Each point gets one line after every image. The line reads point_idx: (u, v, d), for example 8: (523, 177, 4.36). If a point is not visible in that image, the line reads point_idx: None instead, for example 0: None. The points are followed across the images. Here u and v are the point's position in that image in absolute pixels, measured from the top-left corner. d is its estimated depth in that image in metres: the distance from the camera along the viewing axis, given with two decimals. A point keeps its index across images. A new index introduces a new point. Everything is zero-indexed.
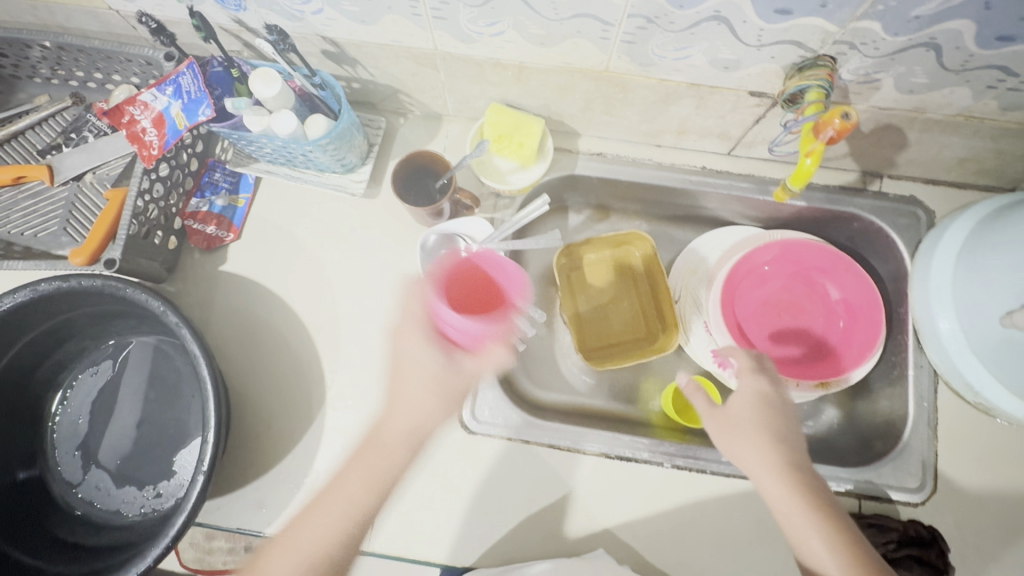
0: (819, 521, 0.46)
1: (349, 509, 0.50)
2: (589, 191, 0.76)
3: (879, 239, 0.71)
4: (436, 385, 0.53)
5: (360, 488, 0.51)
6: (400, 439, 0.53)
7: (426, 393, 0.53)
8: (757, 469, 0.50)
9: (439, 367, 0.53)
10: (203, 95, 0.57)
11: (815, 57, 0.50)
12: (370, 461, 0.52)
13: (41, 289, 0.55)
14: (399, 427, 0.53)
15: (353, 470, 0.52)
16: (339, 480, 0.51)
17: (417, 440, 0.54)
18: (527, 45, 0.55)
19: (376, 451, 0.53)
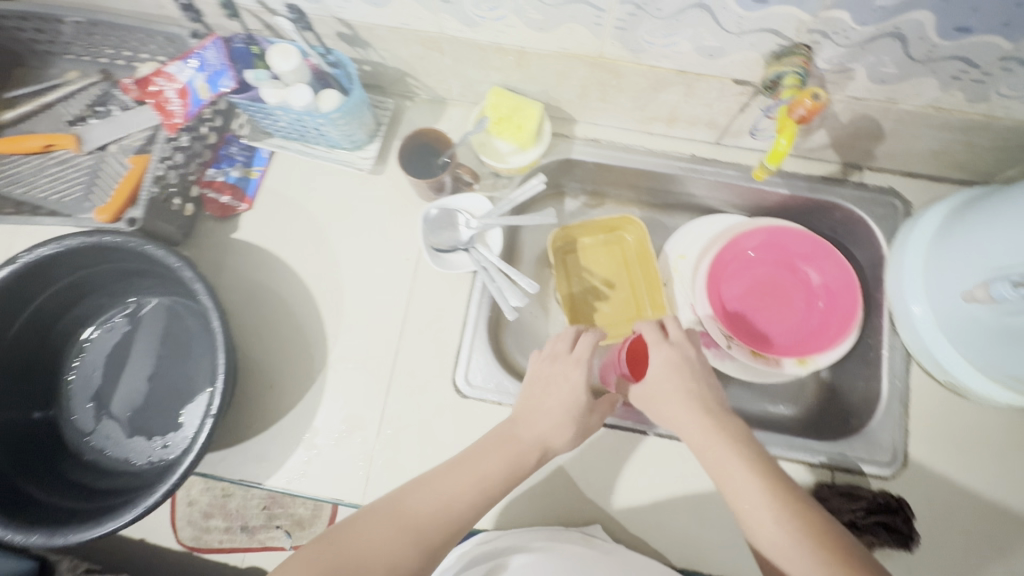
0: (772, 496, 0.46)
1: (479, 485, 0.51)
2: (584, 176, 0.80)
3: (860, 228, 0.74)
4: (563, 398, 0.58)
5: (489, 475, 0.52)
6: (540, 435, 0.56)
7: (556, 402, 0.58)
8: (700, 443, 0.53)
9: (558, 383, 0.59)
10: (224, 68, 0.61)
11: (791, 46, 0.54)
12: (505, 445, 0.55)
13: (68, 244, 0.59)
14: (528, 427, 0.57)
15: (489, 458, 0.54)
16: (467, 473, 0.52)
17: (535, 443, 0.56)
18: (527, 30, 0.60)
19: (507, 440, 0.56)
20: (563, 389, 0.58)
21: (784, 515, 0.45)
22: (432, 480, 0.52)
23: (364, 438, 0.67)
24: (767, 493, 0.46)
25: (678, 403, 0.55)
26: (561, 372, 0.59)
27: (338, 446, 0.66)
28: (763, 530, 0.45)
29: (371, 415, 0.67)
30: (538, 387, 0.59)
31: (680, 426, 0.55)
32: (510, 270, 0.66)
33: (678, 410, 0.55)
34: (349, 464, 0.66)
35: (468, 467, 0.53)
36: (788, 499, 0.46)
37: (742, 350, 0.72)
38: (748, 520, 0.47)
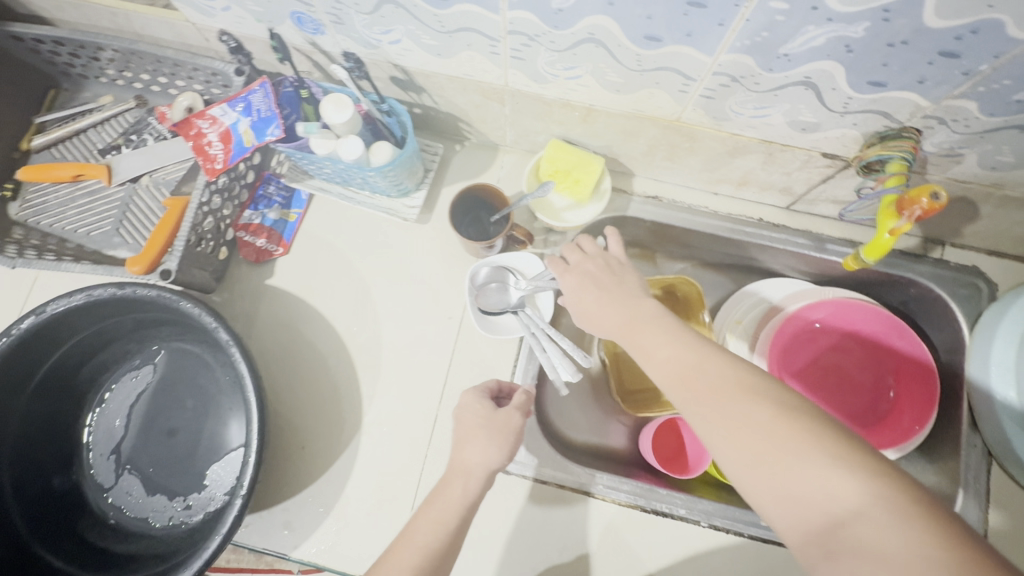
0: (737, 399, 0.39)
1: (443, 547, 0.44)
2: (639, 232, 0.75)
3: (937, 306, 0.68)
4: (492, 430, 0.51)
5: (452, 533, 0.45)
6: (477, 486, 0.48)
7: (483, 436, 0.51)
8: (642, 336, 0.47)
9: (495, 426, 0.51)
10: (272, 115, 0.57)
11: (900, 128, 0.49)
12: (441, 502, 0.47)
13: (97, 295, 0.55)
14: (457, 475, 0.49)
15: (422, 522, 0.46)
16: (400, 549, 0.44)
17: (473, 479, 0.48)
18: (602, 90, 0.55)
19: (444, 490, 0.48)
20: (483, 435, 0.51)
21: (753, 411, 0.38)
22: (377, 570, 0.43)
23: (397, 512, 0.62)
24: (731, 402, 0.39)
25: (614, 309, 0.51)
26: (493, 419, 0.52)
27: (369, 519, 0.62)
28: (734, 456, 0.37)
29: (404, 487, 0.63)
30: (460, 433, 0.52)
31: (621, 334, 0.49)
32: (561, 339, 0.60)
33: (614, 308, 0.51)
34: (378, 540, 0.61)
35: (403, 542, 0.44)
36: (753, 388, 0.39)
37: None
38: (718, 458, 0.38)
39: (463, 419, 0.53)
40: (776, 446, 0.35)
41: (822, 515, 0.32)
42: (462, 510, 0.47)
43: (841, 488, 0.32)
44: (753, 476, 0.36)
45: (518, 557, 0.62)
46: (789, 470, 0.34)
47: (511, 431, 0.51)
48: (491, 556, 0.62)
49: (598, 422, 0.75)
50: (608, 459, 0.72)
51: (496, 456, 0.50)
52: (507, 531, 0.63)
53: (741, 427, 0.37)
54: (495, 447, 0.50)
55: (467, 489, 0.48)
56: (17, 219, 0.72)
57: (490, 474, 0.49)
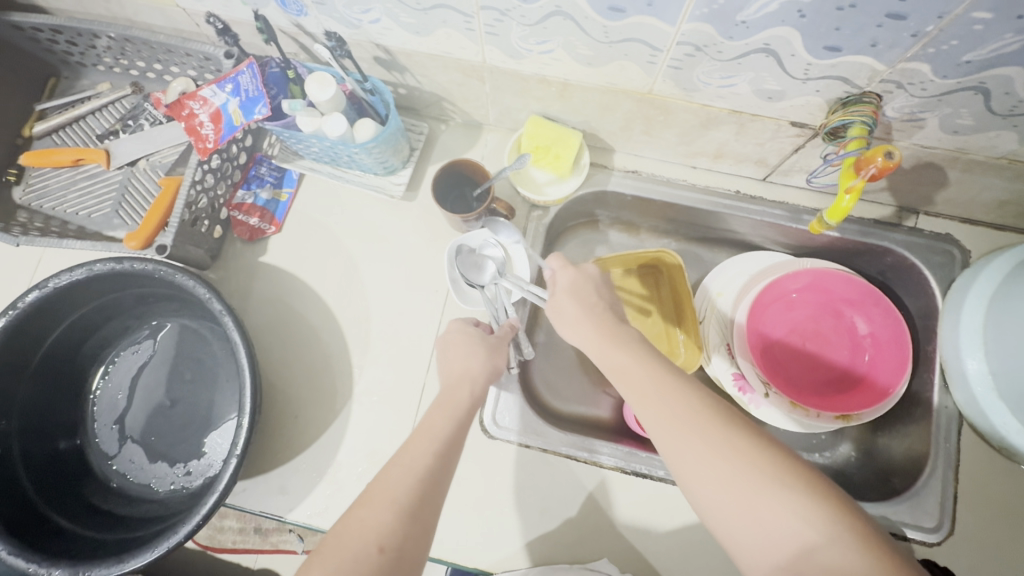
0: (710, 429, 0.41)
1: (455, 433, 0.47)
2: (621, 207, 0.77)
3: (911, 274, 0.70)
4: (490, 347, 0.57)
5: (461, 424, 0.49)
6: (477, 386, 0.53)
7: (481, 350, 0.56)
8: (620, 363, 0.49)
9: (482, 344, 0.57)
10: (260, 94, 0.60)
11: (861, 94, 0.51)
12: (450, 400, 0.51)
13: (96, 269, 0.58)
14: (462, 380, 0.53)
15: (436, 414, 0.49)
16: (419, 436, 0.46)
17: (472, 383, 0.53)
18: (575, 64, 0.57)
19: (450, 392, 0.52)
20: (477, 351, 0.56)
21: (722, 442, 0.40)
22: (402, 455, 0.45)
23: None
24: (705, 434, 0.41)
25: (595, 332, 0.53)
26: (478, 348, 0.56)
27: (361, 482, 0.65)
28: (708, 485, 0.39)
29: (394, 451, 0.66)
30: (452, 352, 0.56)
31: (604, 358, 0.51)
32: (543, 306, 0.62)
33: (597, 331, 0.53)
34: None
35: (418, 431, 0.47)
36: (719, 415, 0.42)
37: (780, 401, 0.69)
38: (691, 487, 0.40)
39: (455, 339, 0.58)
40: (747, 479, 0.38)
41: (790, 544, 0.35)
42: (468, 406, 0.51)
43: (807, 520, 0.35)
44: (726, 504, 0.38)
45: (502, 518, 0.65)
46: (759, 501, 0.37)
47: (499, 349, 0.58)
48: (477, 518, 0.64)
49: (583, 393, 0.77)
50: (593, 427, 0.74)
51: (489, 365, 0.55)
52: (491, 493, 0.65)
53: (716, 460, 0.39)
54: (491, 360, 0.56)
55: (473, 390, 0.52)
56: (21, 202, 0.75)
57: (484, 382, 0.54)
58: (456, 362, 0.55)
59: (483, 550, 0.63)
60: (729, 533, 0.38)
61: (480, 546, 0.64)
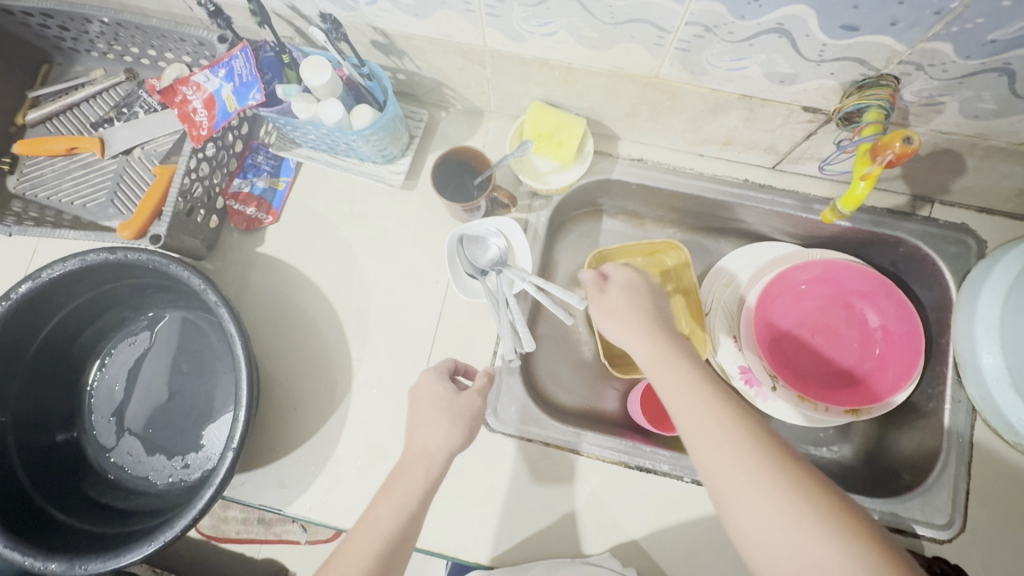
0: (729, 426, 0.42)
1: (399, 537, 0.45)
2: (626, 196, 0.75)
3: (925, 265, 0.68)
4: (452, 414, 0.52)
5: (408, 519, 0.46)
6: (431, 469, 0.49)
7: (444, 416, 0.52)
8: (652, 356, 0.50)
9: (449, 410, 0.52)
10: (254, 79, 0.58)
11: (878, 76, 0.48)
12: (400, 488, 0.48)
13: (89, 260, 0.57)
14: (419, 458, 0.49)
15: (379, 510, 0.46)
16: (356, 542, 0.44)
17: (429, 463, 0.49)
18: (578, 47, 0.55)
19: (401, 476, 0.48)
20: (439, 419, 0.52)
21: (743, 440, 0.41)
22: (342, 551, 0.44)
23: (386, 469, 0.64)
24: (722, 424, 0.42)
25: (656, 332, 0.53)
26: (442, 412, 0.52)
27: (360, 476, 0.64)
28: (725, 478, 0.40)
29: (394, 446, 0.65)
30: (418, 414, 0.53)
31: (644, 357, 0.51)
32: (543, 287, 0.58)
33: (651, 331, 0.53)
34: (369, 496, 0.63)
35: (358, 531, 0.45)
36: (751, 437, 0.41)
37: (787, 394, 0.68)
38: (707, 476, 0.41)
39: (422, 401, 0.54)
40: (760, 476, 0.39)
41: (797, 546, 0.36)
42: (421, 495, 0.48)
43: (818, 525, 0.36)
44: (740, 497, 0.39)
45: (503, 514, 0.63)
46: (773, 498, 0.38)
47: (470, 413, 0.53)
48: (478, 512, 0.63)
49: (586, 386, 0.76)
50: (596, 421, 0.73)
51: (452, 436, 0.51)
52: (492, 488, 0.64)
53: (736, 454, 0.40)
54: (455, 430, 0.51)
55: (427, 473, 0.49)
56: (15, 191, 0.73)
57: (445, 457, 0.50)
58: (417, 434, 0.51)
59: (484, 545, 0.62)
60: (737, 524, 0.39)
61: (481, 540, 0.63)
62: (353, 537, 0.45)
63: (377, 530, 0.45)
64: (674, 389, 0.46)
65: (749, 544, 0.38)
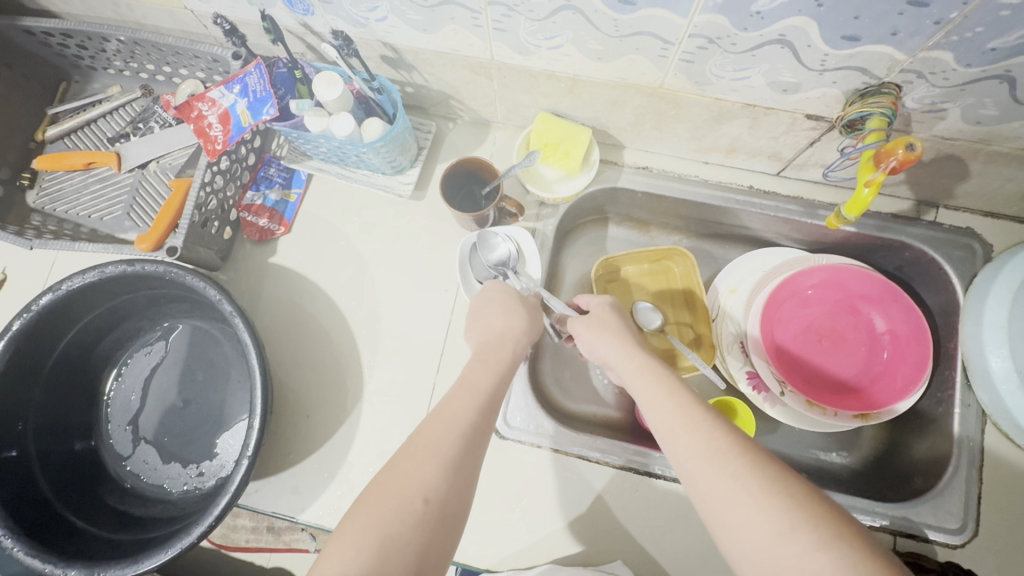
0: (711, 436, 0.41)
1: (494, 396, 0.46)
2: (631, 203, 0.76)
3: (931, 269, 0.68)
4: (528, 308, 0.58)
5: (499, 384, 0.48)
6: (513, 346, 0.52)
7: (516, 310, 0.57)
8: (632, 370, 0.50)
9: (521, 306, 0.57)
10: (268, 95, 0.59)
11: (880, 84, 0.49)
12: (490, 357, 0.50)
13: (109, 272, 0.58)
14: (500, 338, 0.53)
15: (472, 374, 0.48)
16: (458, 394, 0.45)
17: (512, 341, 0.53)
18: (584, 59, 0.56)
19: (490, 351, 0.51)
20: (510, 313, 0.56)
21: (726, 448, 0.40)
22: (439, 412, 0.44)
23: None
24: (706, 434, 0.41)
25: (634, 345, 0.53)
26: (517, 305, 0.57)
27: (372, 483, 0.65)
28: (712, 488, 0.39)
29: None
30: (490, 309, 0.57)
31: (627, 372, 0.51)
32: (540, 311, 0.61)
33: (631, 345, 0.53)
34: None
35: (456, 391, 0.46)
36: (734, 446, 0.40)
37: (796, 399, 0.68)
38: (694, 488, 0.40)
39: (494, 297, 0.58)
40: (748, 483, 0.37)
41: (791, 558, 0.34)
42: (509, 366, 0.50)
43: (811, 533, 0.34)
44: (729, 508, 0.37)
45: (515, 519, 0.64)
46: (762, 508, 0.36)
47: (535, 311, 0.59)
48: (489, 518, 0.64)
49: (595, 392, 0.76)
50: (605, 427, 0.74)
51: (525, 325, 0.56)
52: (503, 494, 0.65)
53: (722, 460, 0.39)
54: (529, 319, 0.57)
55: (514, 351, 0.52)
56: (34, 206, 0.75)
57: (522, 341, 0.54)
58: (495, 321, 0.55)
59: (495, 551, 0.63)
60: (729, 536, 0.37)
61: (492, 547, 0.63)
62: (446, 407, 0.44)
63: (473, 390, 0.46)
64: (657, 405, 0.45)
65: (741, 557, 0.36)
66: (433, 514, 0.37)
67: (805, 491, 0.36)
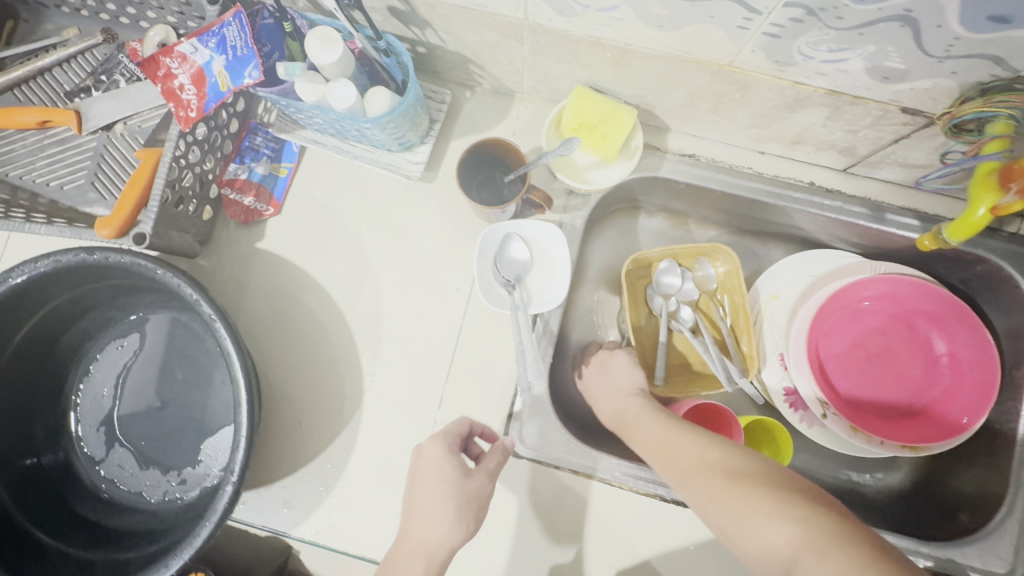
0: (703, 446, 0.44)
1: None
2: (670, 193, 0.67)
3: (1006, 287, 0.61)
4: (458, 503, 0.48)
5: None
6: (433, 565, 0.46)
7: (450, 507, 0.48)
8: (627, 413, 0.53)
9: (458, 503, 0.48)
10: (249, 53, 0.49)
11: (1013, 79, 0.40)
12: None
13: (64, 261, 0.50)
14: (417, 551, 0.47)
15: None
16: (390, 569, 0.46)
17: (430, 560, 0.46)
18: (641, 26, 0.45)
19: (400, 566, 0.46)
20: (447, 513, 0.48)
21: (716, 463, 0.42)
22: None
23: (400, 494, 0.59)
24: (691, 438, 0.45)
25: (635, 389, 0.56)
26: (473, 492, 0.49)
27: (372, 500, 0.59)
28: (699, 489, 0.41)
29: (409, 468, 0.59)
30: (420, 494, 0.49)
31: (614, 415, 0.55)
32: None
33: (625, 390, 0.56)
34: (379, 523, 0.58)
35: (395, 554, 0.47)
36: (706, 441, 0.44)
37: (838, 423, 0.62)
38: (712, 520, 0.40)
39: (425, 476, 0.50)
40: (723, 479, 0.40)
41: (760, 528, 0.36)
42: None
43: (743, 491, 0.38)
44: (701, 493, 0.41)
45: (530, 545, 0.58)
46: (711, 477, 0.41)
47: (477, 502, 0.49)
48: (498, 543, 0.58)
49: None
50: None
51: (450, 534, 0.47)
52: (515, 520, 0.59)
53: (703, 462, 0.42)
54: (460, 524, 0.48)
55: (426, 571, 0.46)
56: None
57: (444, 554, 0.47)
58: (422, 521, 0.48)
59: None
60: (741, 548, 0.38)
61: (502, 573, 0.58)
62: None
63: None
64: (642, 430, 0.50)
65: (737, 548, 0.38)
66: None
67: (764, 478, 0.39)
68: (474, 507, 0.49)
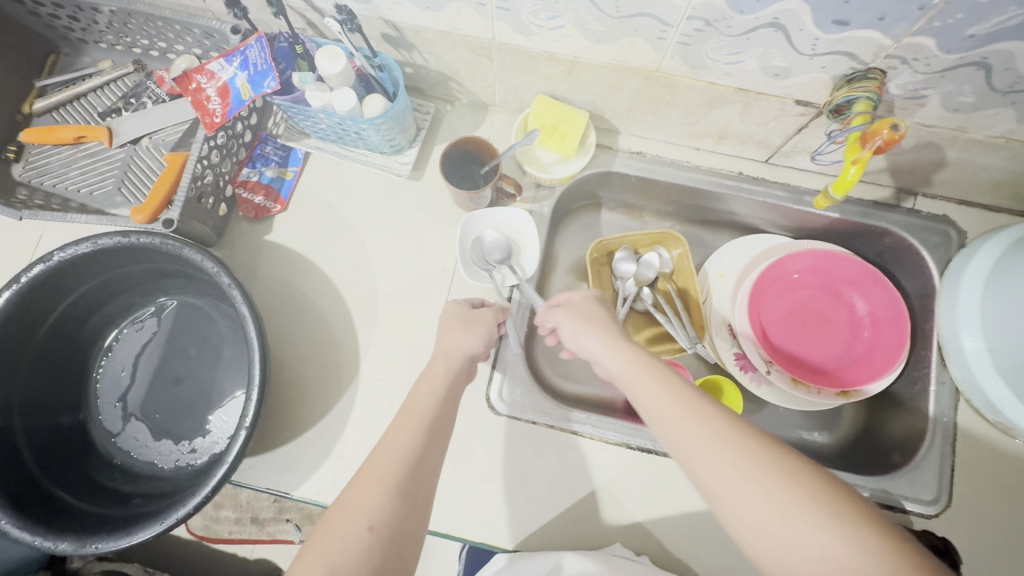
0: (720, 430, 0.40)
1: (439, 415, 0.48)
2: (625, 188, 0.78)
3: (909, 254, 0.71)
4: (470, 323, 0.59)
5: (446, 399, 0.50)
6: (457, 366, 0.54)
7: (467, 329, 0.58)
8: (631, 373, 0.48)
9: (475, 325, 0.59)
10: (269, 68, 0.60)
11: (866, 70, 0.52)
12: (427, 378, 0.52)
13: (102, 243, 0.57)
14: (441, 355, 0.55)
15: (420, 399, 0.49)
16: (405, 416, 0.47)
17: (453, 357, 0.54)
18: (584, 41, 0.57)
19: (430, 374, 0.52)
20: (466, 329, 0.58)
21: (731, 447, 0.39)
22: (389, 435, 0.45)
23: None
24: (706, 421, 0.41)
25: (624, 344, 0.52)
26: (483, 322, 0.60)
27: None
28: (714, 473, 0.38)
29: None
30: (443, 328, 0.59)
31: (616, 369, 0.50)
32: None
33: (621, 346, 0.52)
34: None
35: (406, 412, 0.48)
36: (731, 429, 0.40)
37: (781, 377, 0.70)
38: (726, 511, 0.37)
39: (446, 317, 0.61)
40: (748, 469, 0.37)
41: (797, 539, 0.34)
42: (444, 379, 0.52)
43: (785, 493, 0.36)
44: (723, 480, 0.38)
45: (512, 494, 0.65)
46: (739, 466, 0.38)
47: (489, 326, 0.60)
48: (484, 494, 0.64)
49: (588, 374, 0.77)
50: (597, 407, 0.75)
51: (474, 345, 0.57)
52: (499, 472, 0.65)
53: (720, 445, 0.39)
54: (477, 337, 0.58)
55: (448, 363, 0.54)
56: (20, 180, 0.74)
57: (468, 357, 0.56)
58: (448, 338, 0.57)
59: (494, 526, 0.64)
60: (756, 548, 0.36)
61: (489, 521, 0.64)
62: (396, 427, 0.46)
63: (418, 413, 0.47)
64: (645, 388, 0.46)
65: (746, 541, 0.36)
66: (378, 544, 0.38)
67: (806, 476, 0.36)
68: (487, 328, 0.60)
